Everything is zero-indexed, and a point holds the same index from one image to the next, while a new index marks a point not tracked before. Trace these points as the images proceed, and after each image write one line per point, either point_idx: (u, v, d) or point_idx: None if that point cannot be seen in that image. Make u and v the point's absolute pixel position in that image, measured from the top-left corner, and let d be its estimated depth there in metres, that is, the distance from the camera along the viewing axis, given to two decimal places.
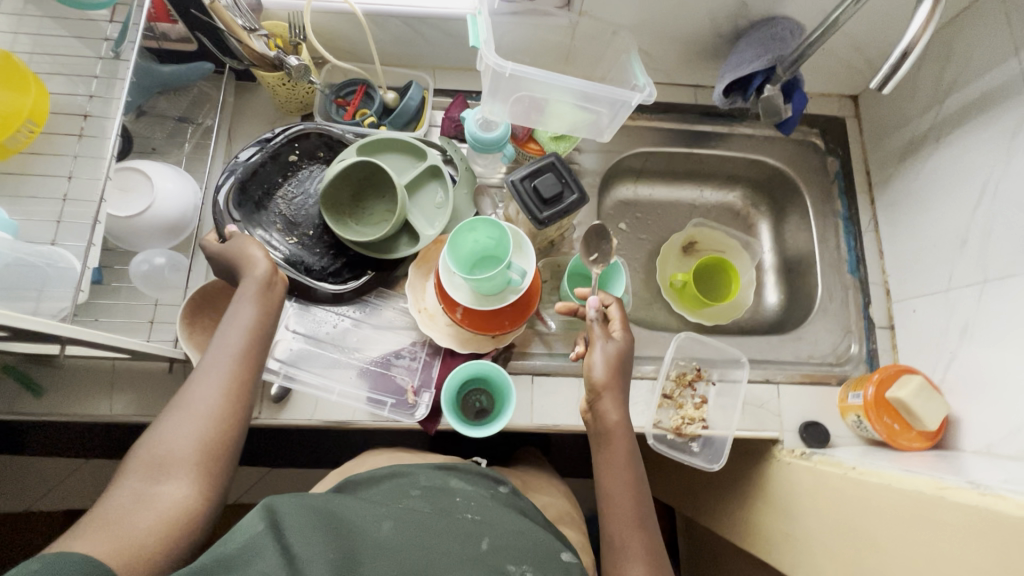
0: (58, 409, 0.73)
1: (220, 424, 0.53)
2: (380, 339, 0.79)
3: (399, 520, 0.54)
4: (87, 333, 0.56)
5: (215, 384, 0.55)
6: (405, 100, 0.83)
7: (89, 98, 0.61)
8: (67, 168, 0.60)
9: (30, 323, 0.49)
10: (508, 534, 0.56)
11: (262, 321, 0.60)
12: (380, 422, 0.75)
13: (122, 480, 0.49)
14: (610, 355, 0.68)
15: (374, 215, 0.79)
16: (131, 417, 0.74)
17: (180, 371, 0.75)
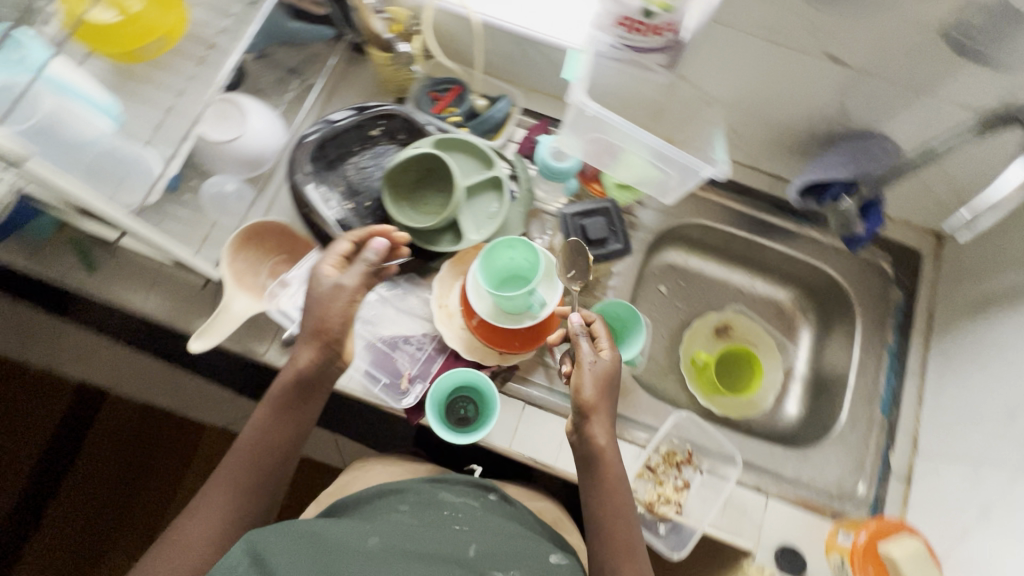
0: (103, 289, 0.80)
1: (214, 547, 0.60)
2: (395, 319, 0.82)
3: (385, 536, 0.57)
4: (144, 231, 0.63)
5: (210, 522, 0.61)
6: (492, 110, 0.87)
7: (219, 32, 0.68)
8: (180, 85, 0.66)
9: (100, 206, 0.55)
10: (496, 541, 0.61)
11: (270, 447, 0.66)
12: (369, 397, 0.77)
13: None
14: (601, 371, 0.68)
15: (428, 206, 0.82)
16: (158, 316, 0.80)
17: (212, 290, 0.80)
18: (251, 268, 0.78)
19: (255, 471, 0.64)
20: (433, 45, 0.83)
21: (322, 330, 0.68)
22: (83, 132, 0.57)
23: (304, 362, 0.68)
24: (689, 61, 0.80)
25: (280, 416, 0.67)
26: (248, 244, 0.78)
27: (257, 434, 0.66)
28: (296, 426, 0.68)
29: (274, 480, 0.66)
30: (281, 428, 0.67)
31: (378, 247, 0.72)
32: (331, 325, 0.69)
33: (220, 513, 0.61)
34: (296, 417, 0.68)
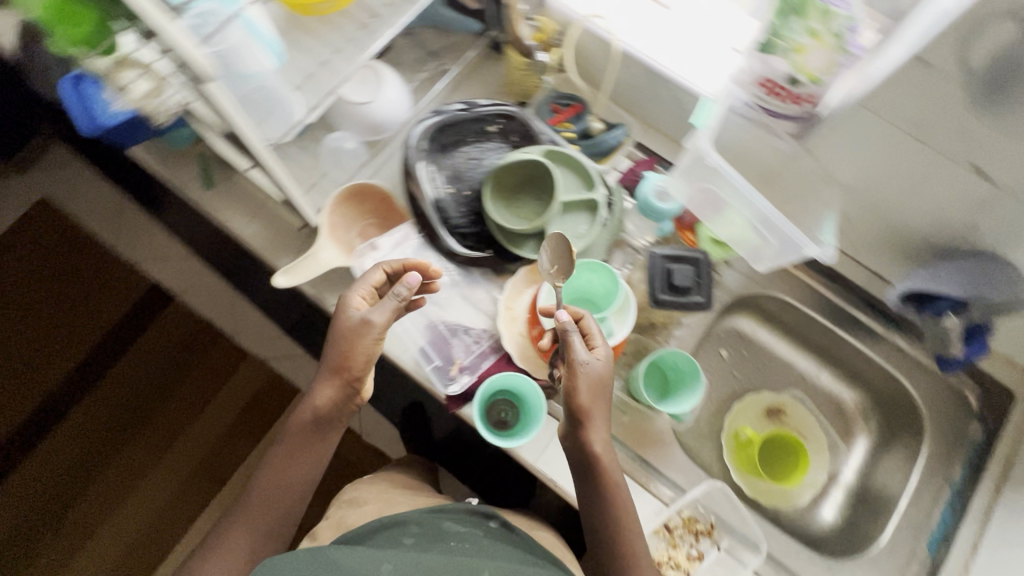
0: (214, 205, 0.87)
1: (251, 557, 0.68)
2: (459, 307, 0.84)
3: (398, 562, 0.61)
4: (275, 165, 0.69)
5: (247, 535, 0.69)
6: (607, 135, 0.89)
7: (385, 5, 0.72)
8: (338, 43, 0.70)
9: (251, 138, 0.61)
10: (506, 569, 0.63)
11: (296, 470, 0.73)
12: (418, 374, 0.79)
13: None
14: (596, 373, 0.67)
15: (521, 209, 0.83)
16: (253, 242, 0.86)
17: (306, 233, 0.85)
18: (346, 224, 0.82)
19: (272, 505, 0.71)
20: (569, 63, 0.86)
21: (338, 373, 0.71)
22: (250, 65, 0.61)
23: (319, 404, 0.72)
24: (821, 136, 0.78)
25: (297, 455, 0.73)
26: (349, 201, 0.82)
27: (274, 472, 0.72)
28: (309, 462, 0.73)
29: (289, 512, 0.72)
30: (295, 465, 0.72)
31: (411, 284, 0.70)
32: (350, 366, 0.71)
33: (255, 530, 0.69)
34: (312, 451, 0.74)
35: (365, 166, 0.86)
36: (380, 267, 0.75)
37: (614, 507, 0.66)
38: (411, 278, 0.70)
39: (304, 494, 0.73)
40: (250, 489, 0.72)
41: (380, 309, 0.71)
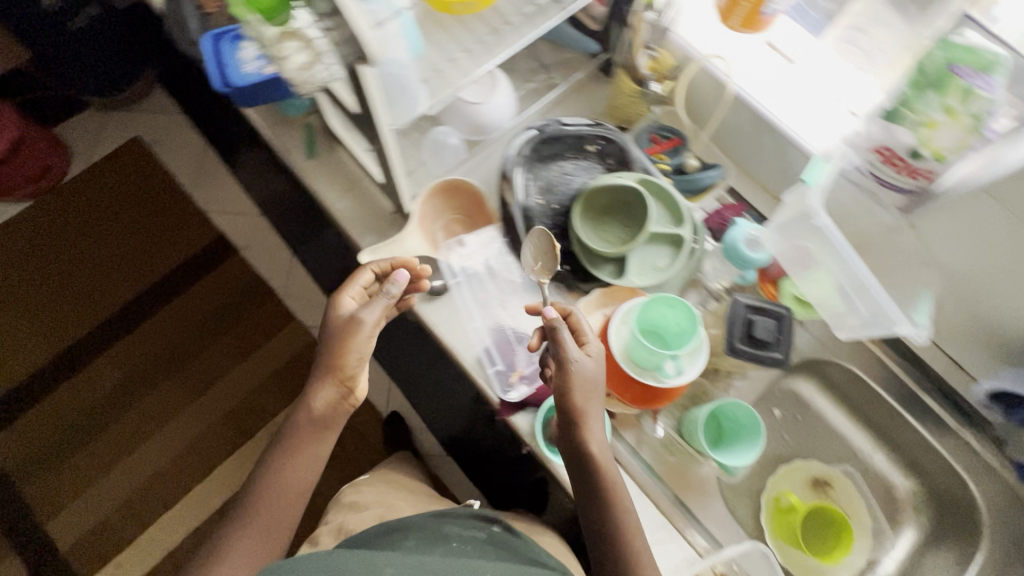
0: (312, 173, 0.91)
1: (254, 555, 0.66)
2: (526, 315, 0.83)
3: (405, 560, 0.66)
4: (390, 149, 0.70)
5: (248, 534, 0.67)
6: (701, 174, 0.88)
7: (519, 14, 0.73)
8: (469, 44, 0.72)
9: (380, 118, 0.63)
10: None
11: (298, 469, 0.72)
12: (477, 373, 0.80)
13: None
14: (586, 369, 0.68)
15: (606, 231, 0.84)
16: (342, 215, 0.89)
17: (393, 216, 0.88)
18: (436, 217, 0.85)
19: (271, 503, 0.69)
20: (679, 99, 0.88)
21: (334, 371, 0.73)
22: (389, 52, 0.62)
23: (316, 404, 0.73)
24: (930, 214, 0.76)
25: (296, 455, 0.72)
26: (443, 193, 0.84)
27: (273, 475, 0.71)
28: (309, 462, 0.73)
29: (290, 515, 0.71)
30: (292, 464, 0.71)
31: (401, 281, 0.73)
32: (346, 364, 0.73)
33: (258, 531, 0.68)
34: (311, 452, 0.73)
35: (461, 163, 0.88)
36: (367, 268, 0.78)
37: (614, 518, 0.65)
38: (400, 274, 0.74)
39: (305, 493, 0.73)
40: (248, 495, 0.70)
41: (372, 307, 0.73)
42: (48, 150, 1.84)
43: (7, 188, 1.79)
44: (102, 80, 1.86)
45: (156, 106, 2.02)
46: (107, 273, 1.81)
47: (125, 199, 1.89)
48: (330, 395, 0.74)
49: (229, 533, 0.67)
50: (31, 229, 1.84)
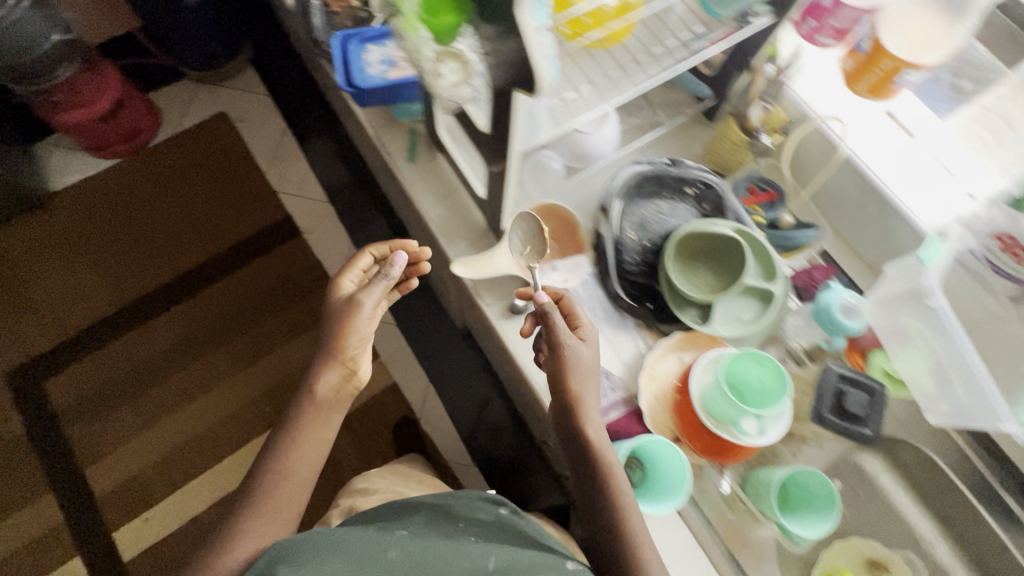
0: (411, 178, 0.94)
1: (271, 516, 0.71)
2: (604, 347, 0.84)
3: (406, 548, 0.62)
4: (512, 178, 0.69)
5: (267, 496, 0.72)
6: (797, 233, 0.87)
7: (646, 54, 0.74)
8: (594, 78, 0.73)
9: (515, 143, 0.61)
10: (516, 556, 0.62)
11: (315, 434, 0.78)
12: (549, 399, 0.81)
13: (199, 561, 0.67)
14: (579, 353, 0.71)
15: (696, 276, 0.84)
16: (434, 223, 0.91)
17: (483, 231, 0.90)
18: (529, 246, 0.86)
19: (282, 482, 0.73)
20: (785, 155, 0.87)
21: (338, 352, 0.81)
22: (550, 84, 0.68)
23: (321, 385, 0.79)
24: None
25: (304, 433, 0.77)
26: (538, 216, 0.86)
27: (284, 455, 0.75)
28: (317, 441, 0.78)
29: (298, 485, 0.75)
30: (301, 444, 0.76)
31: (400, 264, 0.84)
32: (347, 345, 0.81)
33: (275, 495, 0.73)
34: (324, 422, 0.79)
35: (557, 188, 0.89)
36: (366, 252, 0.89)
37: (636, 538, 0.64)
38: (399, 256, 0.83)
39: (316, 463, 0.77)
40: (259, 475, 0.74)
41: (371, 291, 0.83)
42: (143, 113, 1.94)
43: (100, 144, 1.89)
44: (202, 54, 1.95)
45: (244, 84, 2.11)
46: (167, 237, 1.88)
47: (194, 169, 1.97)
48: (336, 377, 0.81)
49: (245, 515, 0.71)
50: (106, 186, 1.93)
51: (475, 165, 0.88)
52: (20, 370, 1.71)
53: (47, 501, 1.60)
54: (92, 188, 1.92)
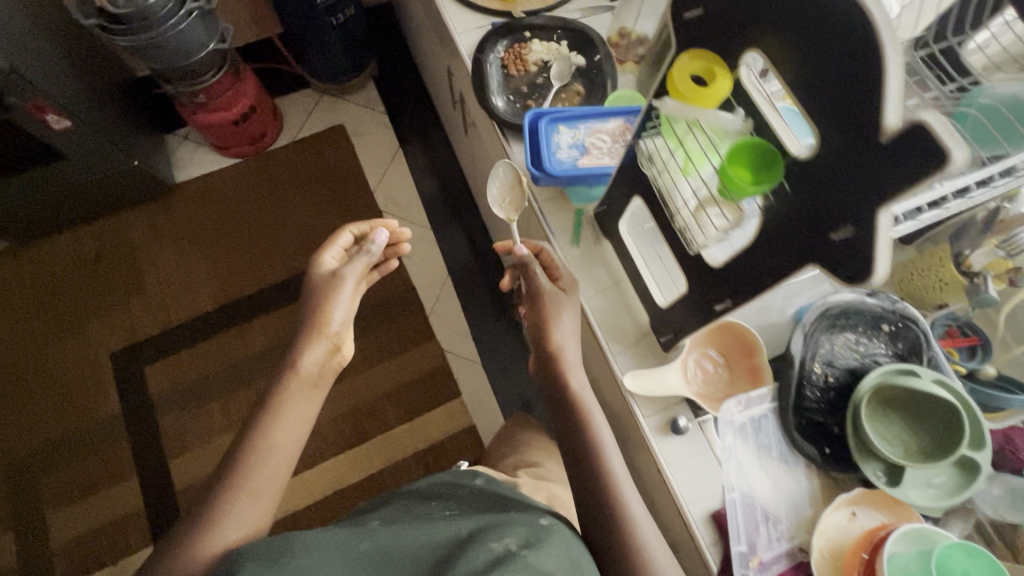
0: (572, 263, 0.90)
1: (270, 474, 0.76)
2: (770, 486, 0.76)
3: (377, 544, 0.64)
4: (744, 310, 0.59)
5: (271, 458, 0.77)
6: (1006, 393, 0.76)
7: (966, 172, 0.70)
8: None
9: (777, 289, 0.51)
10: (486, 518, 0.70)
11: (308, 396, 0.85)
12: (705, 540, 0.75)
13: (200, 522, 0.71)
14: (556, 296, 0.82)
15: (888, 427, 0.74)
16: (592, 316, 0.87)
17: (645, 337, 0.85)
18: (705, 386, 0.81)
19: (279, 452, 0.78)
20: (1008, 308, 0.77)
21: (323, 326, 0.90)
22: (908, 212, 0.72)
23: (308, 358, 0.86)
24: None
25: (296, 404, 0.83)
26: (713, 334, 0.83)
27: (279, 425, 0.80)
28: (305, 414, 0.84)
29: (291, 442, 0.81)
30: (295, 415, 0.82)
31: (380, 242, 0.99)
32: (330, 319, 0.91)
33: (279, 453, 0.78)
34: (311, 389, 0.86)
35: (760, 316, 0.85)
36: (346, 231, 1.02)
37: None
38: (380, 237, 0.97)
39: (307, 422, 0.84)
40: (247, 443, 0.78)
41: (352, 268, 0.95)
42: (269, 118, 1.99)
43: (226, 144, 1.96)
44: (333, 69, 1.98)
45: (365, 100, 2.13)
46: (259, 236, 1.93)
47: (297, 176, 2.01)
48: (323, 350, 0.89)
49: (236, 483, 0.74)
50: (212, 186, 1.99)
51: (650, 264, 0.83)
52: (122, 350, 1.79)
53: (134, 483, 1.65)
54: (207, 184, 1.99)
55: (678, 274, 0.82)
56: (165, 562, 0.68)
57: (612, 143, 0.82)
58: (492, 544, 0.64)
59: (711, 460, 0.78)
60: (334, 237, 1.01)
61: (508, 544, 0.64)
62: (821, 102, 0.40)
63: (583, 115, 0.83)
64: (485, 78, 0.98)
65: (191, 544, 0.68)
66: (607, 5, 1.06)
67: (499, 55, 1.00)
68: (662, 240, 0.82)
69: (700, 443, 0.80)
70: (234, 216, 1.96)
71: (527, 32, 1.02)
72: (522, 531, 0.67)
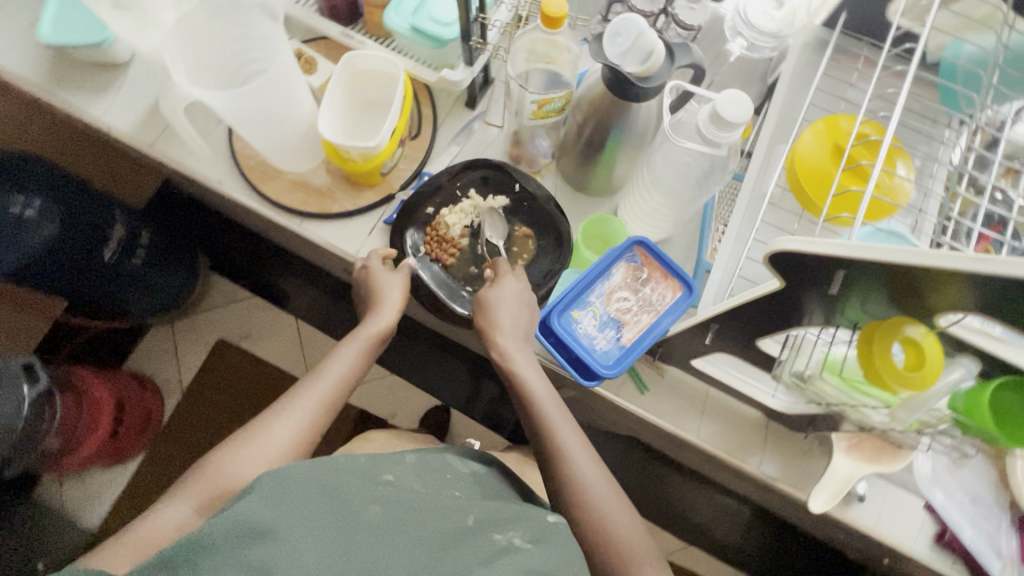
0: (657, 413, 0.80)
1: (308, 429, 0.66)
2: (973, 499, 0.71)
3: (387, 503, 0.56)
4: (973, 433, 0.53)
5: (307, 405, 0.67)
6: None
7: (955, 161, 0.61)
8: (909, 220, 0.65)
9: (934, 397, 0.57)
10: (493, 510, 0.61)
11: (357, 365, 0.73)
12: (934, 562, 0.74)
13: (234, 443, 0.62)
14: (503, 301, 0.71)
15: None
16: (713, 447, 0.79)
17: (772, 429, 0.80)
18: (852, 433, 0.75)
19: (329, 395, 0.70)
20: None
21: (380, 298, 0.76)
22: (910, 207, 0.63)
23: (377, 321, 0.75)
24: None
25: (358, 357, 0.73)
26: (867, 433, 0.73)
27: (337, 367, 0.71)
28: (359, 372, 0.74)
29: (336, 400, 0.70)
30: (354, 365, 0.73)
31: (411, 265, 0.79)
32: (388, 294, 0.76)
33: (320, 402, 0.68)
34: (369, 358, 0.75)
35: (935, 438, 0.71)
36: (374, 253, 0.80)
37: None
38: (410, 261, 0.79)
39: (353, 386, 0.73)
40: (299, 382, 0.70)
41: (392, 275, 0.78)
42: (138, 390, 1.55)
43: (121, 452, 1.51)
44: (165, 297, 1.54)
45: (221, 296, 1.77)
46: None
47: (243, 397, 1.64)
48: (393, 316, 0.76)
49: (279, 411, 0.66)
50: (155, 477, 1.55)
51: (739, 378, 0.76)
52: None
53: None
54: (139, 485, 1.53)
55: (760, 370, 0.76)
56: (207, 460, 0.61)
57: (635, 295, 0.70)
58: (496, 536, 0.57)
59: (899, 492, 0.76)
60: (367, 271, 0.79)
61: (513, 538, 0.58)
62: (1005, 319, 0.37)
63: (585, 286, 0.71)
64: (432, 289, 0.82)
65: (227, 453, 0.61)
66: (474, 117, 0.90)
67: (421, 252, 0.83)
68: (743, 360, 0.74)
69: (881, 487, 0.76)
70: (181, 431, 1.60)
71: (428, 207, 0.84)
72: (530, 524, 0.60)
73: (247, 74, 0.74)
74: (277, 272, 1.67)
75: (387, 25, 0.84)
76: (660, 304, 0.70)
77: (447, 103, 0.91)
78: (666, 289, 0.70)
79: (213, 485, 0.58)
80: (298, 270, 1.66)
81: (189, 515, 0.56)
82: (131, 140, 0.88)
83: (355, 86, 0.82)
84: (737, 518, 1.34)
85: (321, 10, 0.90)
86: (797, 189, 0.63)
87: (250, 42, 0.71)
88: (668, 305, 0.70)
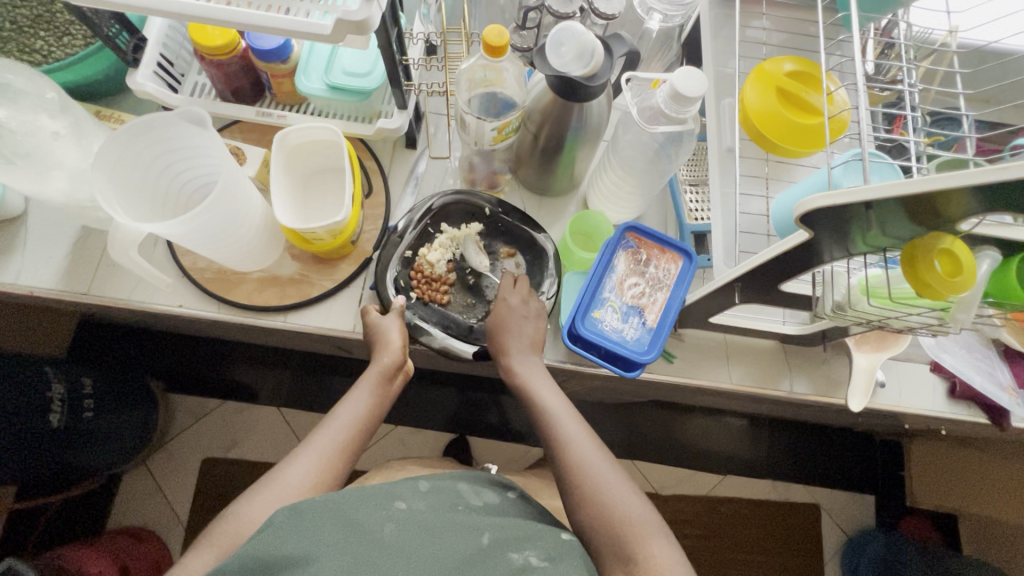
0: (690, 374, 0.84)
1: (332, 477, 0.63)
2: (967, 349, 0.79)
3: (402, 522, 0.57)
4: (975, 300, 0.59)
5: (324, 452, 0.63)
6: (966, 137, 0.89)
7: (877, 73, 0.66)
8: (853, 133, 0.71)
9: None
10: (508, 526, 0.61)
11: (373, 406, 0.69)
12: (954, 414, 0.83)
13: (253, 497, 0.59)
14: (517, 325, 0.75)
15: None
16: (746, 385, 0.84)
17: (791, 351, 0.86)
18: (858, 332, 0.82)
19: (346, 437, 0.66)
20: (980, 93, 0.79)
21: (384, 341, 0.73)
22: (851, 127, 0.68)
23: (387, 354, 0.71)
24: None
25: (371, 396, 0.69)
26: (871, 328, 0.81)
27: (349, 409, 0.67)
28: (377, 412, 0.70)
29: (356, 444, 0.66)
30: (369, 407, 0.68)
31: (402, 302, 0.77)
32: (392, 339, 0.73)
33: (340, 450, 0.64)
34: (385, 397, 0.71)
35: None
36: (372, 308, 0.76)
37: None
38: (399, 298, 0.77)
39: (371, 429, 0.69)
40: (315, 428, 0.66)
41: (389, 322, 0.75)
42: (128, 540, 1.31)
43: None
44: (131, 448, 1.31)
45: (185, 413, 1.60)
46: None
47: None
48: (399, 345, 0.72)
49: (295, 460, 0.62)
50: None
51: (752, 319, 0.80)
52: None
53: None
54: None
55: (766, 305, 0.82)
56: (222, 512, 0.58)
57: (643, 277, 0.73)
58: (512, 555, 0.57)
59: (907, 368, 0.85)
60: (376, 330, 0.74)
61: (530, 556, 0.57)
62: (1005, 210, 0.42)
63: (596, 284, 0.72)
64: (436, 334, 0.79)
65: (245, 502, 0.58)
66: (419, 155, 0.89)
67: (412, 298, 0.80)
68: (754, 302, 0.78)
69: (893, 369, 0.85)
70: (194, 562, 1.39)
71: (406, 249, 0.82)
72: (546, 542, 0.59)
73: (194, 188, 0.72)
74: (231, 365, 1.47)
75: (302, 90, 0.80)
76: (668, 282, 0.73)
77: (387, 150, 0.89)
78: (668, 264, 0.73)
79: (233, 527, 0.56)
80: (252, 357, 1.46)
81: (209, 563, 0.54)
82: (64, 294, 0.78)
83: (297, 157, 0.78)
84: (759, 437, 1.41)
85: (223, 94, 0.84)
86: (758, 137, 0.66)
87: (179, 155, 0.68)
88: (675, 277, 0.73)
